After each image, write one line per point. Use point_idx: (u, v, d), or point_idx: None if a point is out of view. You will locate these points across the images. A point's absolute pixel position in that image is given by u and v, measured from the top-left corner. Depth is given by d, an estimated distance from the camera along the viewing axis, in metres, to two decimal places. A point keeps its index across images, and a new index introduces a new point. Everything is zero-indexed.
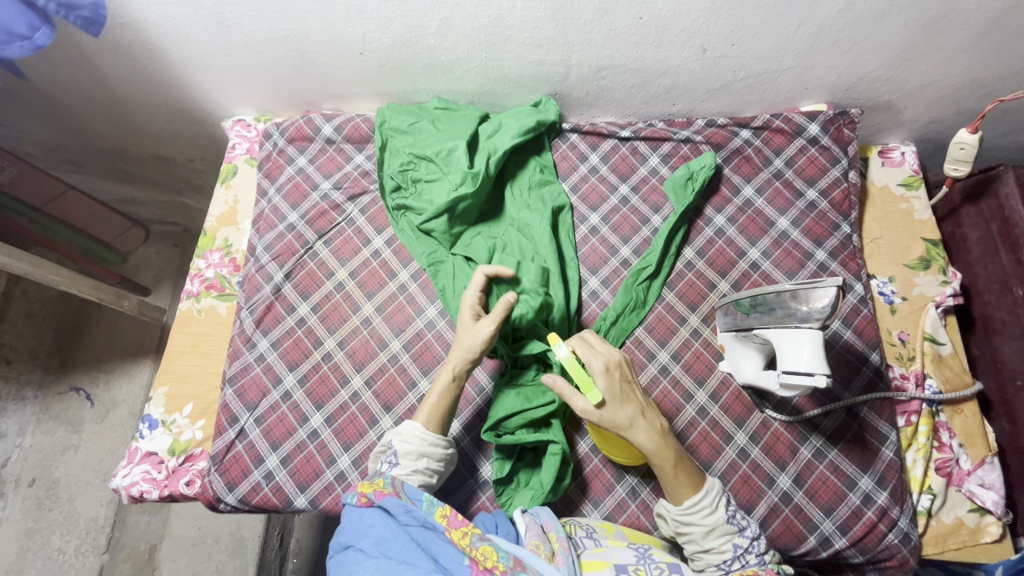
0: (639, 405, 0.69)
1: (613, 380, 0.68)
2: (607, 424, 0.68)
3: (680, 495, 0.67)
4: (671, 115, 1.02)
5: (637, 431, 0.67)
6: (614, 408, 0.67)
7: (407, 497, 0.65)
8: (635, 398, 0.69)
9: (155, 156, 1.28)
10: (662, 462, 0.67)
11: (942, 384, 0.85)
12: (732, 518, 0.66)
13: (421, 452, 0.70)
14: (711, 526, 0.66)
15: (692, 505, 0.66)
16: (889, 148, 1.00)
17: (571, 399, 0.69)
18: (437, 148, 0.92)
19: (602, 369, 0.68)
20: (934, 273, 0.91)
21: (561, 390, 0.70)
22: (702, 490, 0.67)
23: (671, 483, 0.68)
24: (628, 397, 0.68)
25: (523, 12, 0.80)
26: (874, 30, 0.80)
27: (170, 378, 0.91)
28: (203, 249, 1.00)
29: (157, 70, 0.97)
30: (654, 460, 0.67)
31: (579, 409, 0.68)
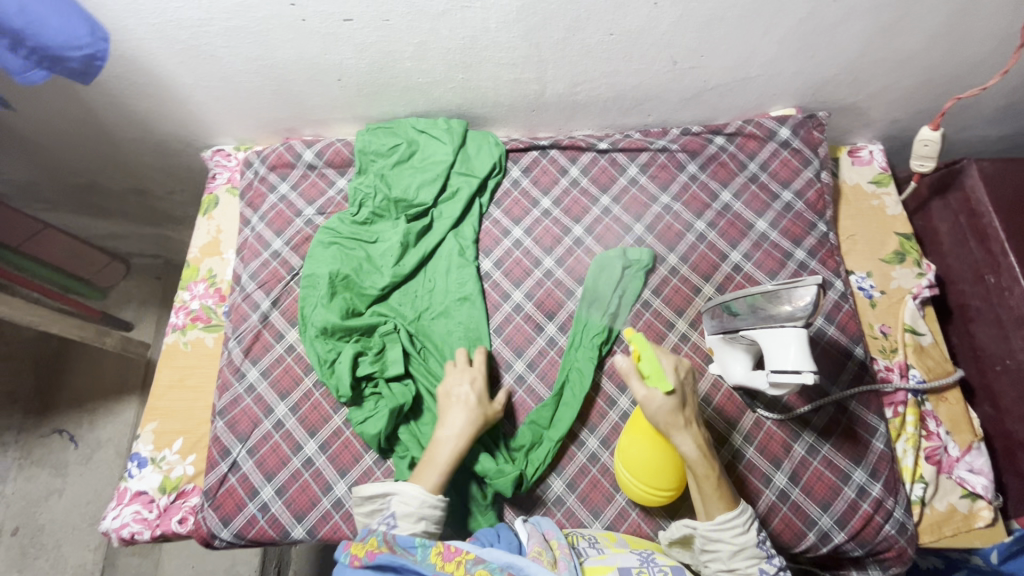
0: (693, 409, 0.69)
1: (680, 377, 0.69)
2: (662, 422, 0.68)
3: (714, 509, 0.67)
4: (646, 126, 1.04)
5: (687, 435, 0.68)
6: (678, 404, 0.67)
7: (400, 548, 0.62)
8: (692, 402, 0.69)
9: (134, 191, 1.27)
10: (706, 472, 0.67)
11: (924, 373, 0.87)
12: (761, 542, 0.67)
13: (420, 516, 0.67)
14: (741, 545, 0.66)
15: (726, 521, 0.66)
16: (858, 148, 1.04)
17: (634, 391, 0.68)
18: (401, 182, 0.96)
19: (674, 363, 0.68)
20: (910, 265, 0.94)
21: (626, 383, 0.69)
22: (736, 509, 0.67)
23: (706, 495, 0.68)
24: (686, 398, 0.69)
25: (497, 33, 0.82)
26: (835, 36, 0.83)
27: (159, 415, 0.89)
28: (187, 281, 0.99)
29: (133, 104, 0.97)
30: (698, 469, 0.67)
31: (642, 400, 0.67)
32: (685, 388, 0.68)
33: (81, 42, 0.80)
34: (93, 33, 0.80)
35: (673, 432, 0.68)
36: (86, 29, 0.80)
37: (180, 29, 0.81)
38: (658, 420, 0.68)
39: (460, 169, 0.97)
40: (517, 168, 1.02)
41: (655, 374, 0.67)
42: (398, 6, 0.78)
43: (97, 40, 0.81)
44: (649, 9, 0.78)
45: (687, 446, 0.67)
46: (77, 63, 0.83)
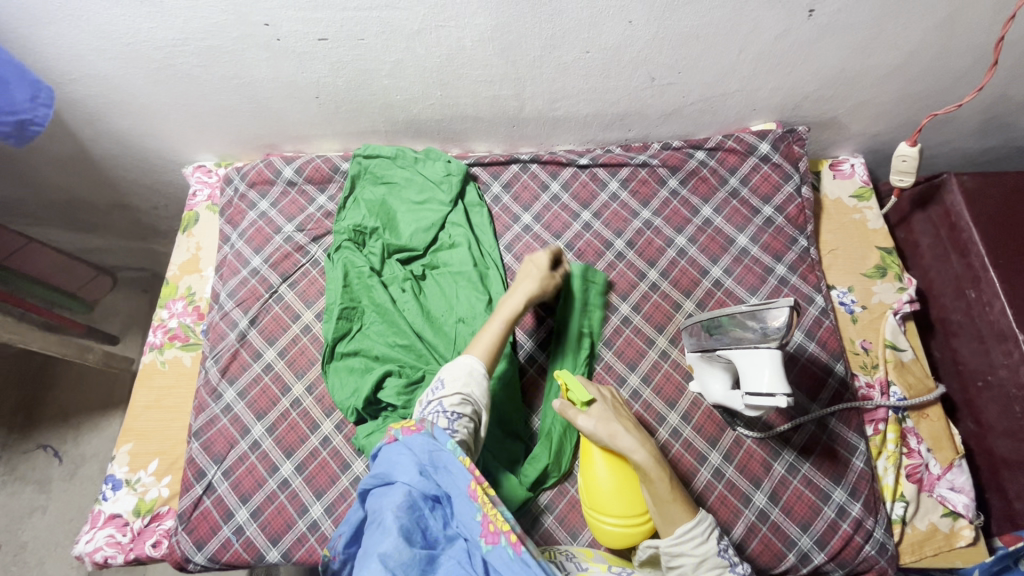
0: (632, 425, 0.76)
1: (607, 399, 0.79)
2: (604, 434, 0.74)
3: (676, 512, 0.67)
4: (627, 140, 1.04)
5: (631, 438, 0.73)
6: (609, 415, 0.75)
7: (435, 435, 0.63)
8: (627, 419, 0.77)
9: (117, 206, 1.27)
10: (659, 475, 0.69)
11: (905, 390, 0.86)
12: (722, 550, 0.66)
13: (462, 391, 0.71)
14: (702, 557, 0.65)
15: (686, 532, 0.66)
16: (839, 161, 1.04)
17: (570, 415, 0.76)
18: (385, 204, 0.96)
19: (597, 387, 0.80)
20: (891, 280, 0.94)
21: (562, 411, 0.76)
22: (695, 518, 0.67)
23: (667, 500, 0.68)
24: (620, 416, 0.77)
25: (473, 51, 0.82)
26: (812, 53, 0.83)
27: (134, 436, 0.88)
28: (166, 299, 0.98)
29: (112, 122, 0.97)
30: (650, 469, 0.70)
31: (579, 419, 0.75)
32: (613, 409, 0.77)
33: (31, 88, 0.85)
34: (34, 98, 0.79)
35: (616, 442, 0.73)
36: (41, 79, 0.85)
37: (155, 49, 0.81)
38: (597, 434, 0.74)
39: (443, 193, 0.96)
40: (498, 183, 1.01)
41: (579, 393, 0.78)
42: (372, 26, 0.78)
43: (36, 105, 0.80)
44: (624, 28, 0.78)
45: (631, 450, 0.71)
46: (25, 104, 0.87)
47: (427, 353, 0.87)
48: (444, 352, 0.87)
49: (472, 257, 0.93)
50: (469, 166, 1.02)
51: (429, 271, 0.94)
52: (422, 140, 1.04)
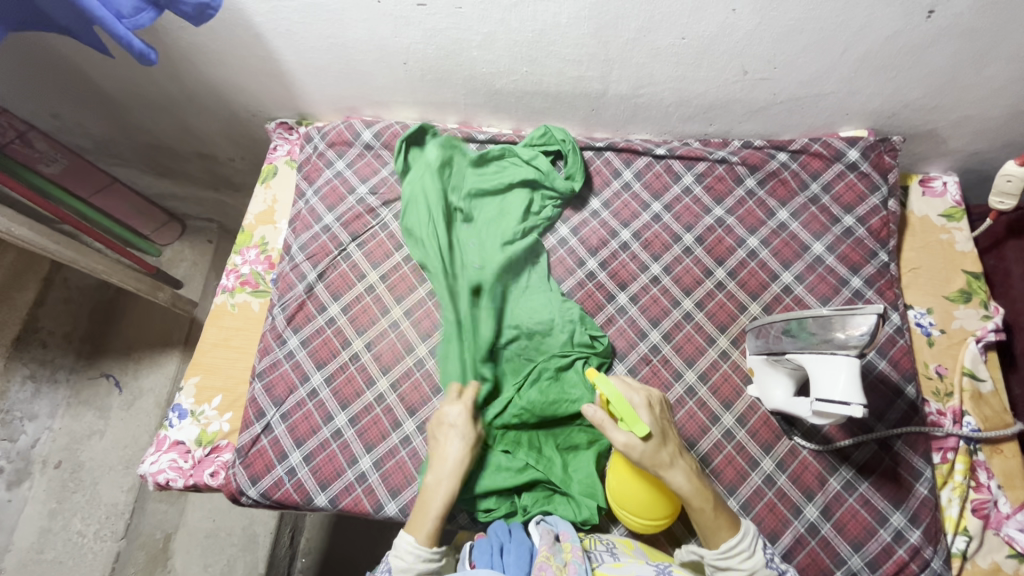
0: (675, 444, 0.71)
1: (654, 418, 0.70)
2: (648, 462, 0.68)
3: (718, 536, 0.67)
4: (706, 135, 1.02)
5: (676, 467, 0.68)
6: (657, 443, 0.68)
7: None
8: (671, 436, 0.71)
9: (199, 155, 1.33)
10: (701, 504, 0.67)
11: (980, 422, 0.82)
12: (770, 561, 0.67)
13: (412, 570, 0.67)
14: (751, 569, 0.65)
15: (731, 548, 0.65)
16: (930, 178, 0.99)
17: (612, 435, 0.69)
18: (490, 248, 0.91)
19: (646, 405, 0.71)
20: (975, 307, 0.89)
21: (602, 428, 0.69)
22: (739, 532, 0.67)
23: (710, 527, 0.67)
24: (665, 434, 0.70)
25: (567, 28, 0.82)
26: (922, 58, 0.79)
27: (201, 370, 0.93)
28: (240, 245, 1.02)
29: (209, 71, 1.01)
30: (693, 502, 0.67)
31: (622, 444, 0.68)
32: (660, 425, 0.70)
33: None
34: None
35: (660, 471, 0.68)
36: None
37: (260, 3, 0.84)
38: (643, 464, 0.68)
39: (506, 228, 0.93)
40: None
41: (629, 417, 0.68)
42: None
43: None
44: (727, 16, 0.76)
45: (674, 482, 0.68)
46: (191, 8, 0.73)
47: (509, 302, 0.89)
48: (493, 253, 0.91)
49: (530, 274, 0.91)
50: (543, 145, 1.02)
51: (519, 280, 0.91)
52: (499, 115, 1.05)
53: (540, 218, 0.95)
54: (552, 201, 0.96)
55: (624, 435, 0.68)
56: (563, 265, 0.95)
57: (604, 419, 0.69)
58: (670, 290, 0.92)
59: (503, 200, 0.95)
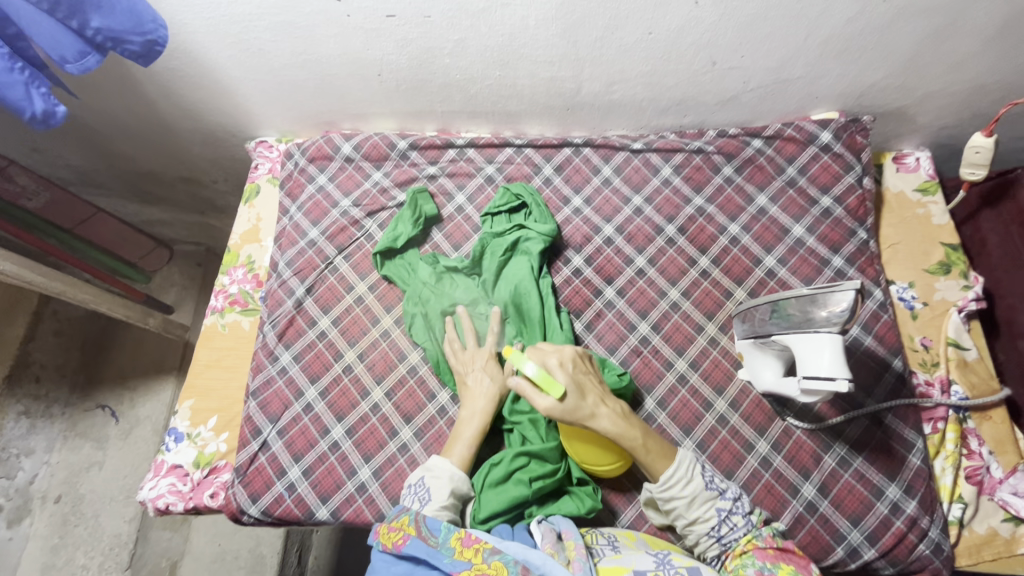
0: (597, 394, 0.73)
1: (569, 373, 0.72)
2: (571, 418, 0.70)
3: (658, 469, 0.71)
4: (682, 127, 1.03)
5: (601, 416, 0.71)
6: (575, 398, 0.70)
7: (427, 530, 0.64)
8: (590, 387, 0.73)
9: (182, 179, 1.33)
10: (633, 443, 0.70)
11: (967, 390, 0.83)
12: (710, 484, 0.69)
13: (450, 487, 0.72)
14: (692, 496, 0.68)
15: (670, 478, 0.69)
16: (903, 154, 1.01)
17: (534, 401, 0.71)
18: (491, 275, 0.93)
19: (559, 364, 0.73)
20: (956, 277, 0.90)
21: (525, 395, 0.72)
22: (675, 462, 0.71)
23: (646, 462, 0.71)
24: (584, 387, 0.72)
25: (535, 30, 0.83)
26: (882, 39, 0.81)
27: (196, 392, 0.92)
28: (227, 265, 1.03)
29: (184, 95, 1.01)
30: (624, 442, 0.71)
31: (544, 408, 0.70)
32: (575, 380, 0.72)
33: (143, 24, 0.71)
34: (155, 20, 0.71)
35: (586, 422, 0.71)
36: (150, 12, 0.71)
37: (231, 24, 0.85)
38: (568, 420, 0.71)
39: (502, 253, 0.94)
40: (550, 166, 1.02)
41: (547, 383, 0.70)
42: (439, 3, 0.79)
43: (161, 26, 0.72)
44: (690, 9, 0.78)
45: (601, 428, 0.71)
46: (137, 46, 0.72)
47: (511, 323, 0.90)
48: (501, 280, 0.93)
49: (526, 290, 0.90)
50: (521, 147, 1.03)
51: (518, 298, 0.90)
52: (476, 120, 1.06)
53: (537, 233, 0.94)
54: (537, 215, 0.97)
55: (544, 399, 0.70)
56: (549, 264, 0.96)
57: (523, 384, 0.71)
58: (656, 282, 0.93)
59: (501, 226, 0.97)
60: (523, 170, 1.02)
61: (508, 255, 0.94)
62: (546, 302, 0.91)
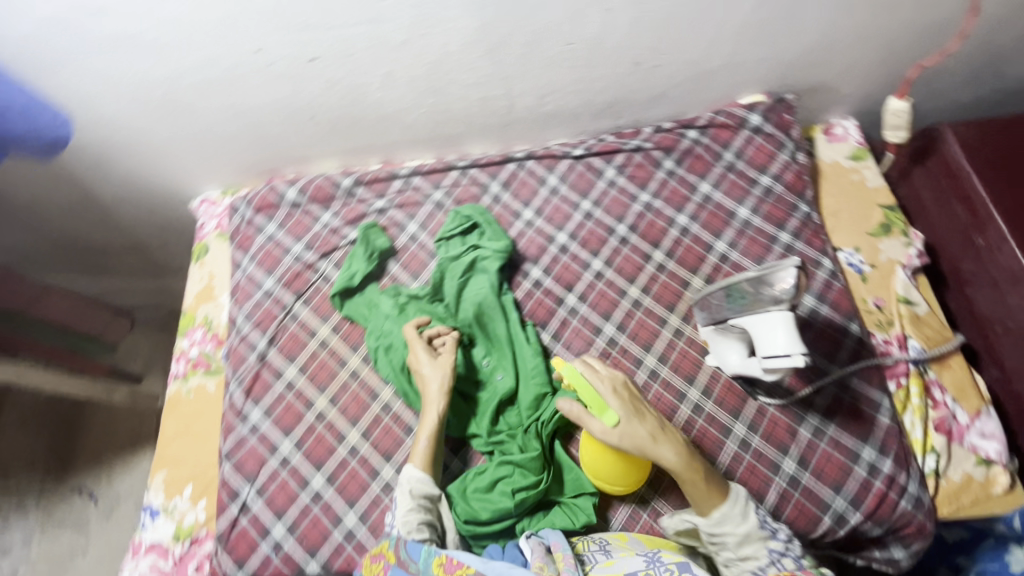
0: (657, 422, 0.72)
1: (623, 399, 0.72)
2: (630, 446, 0.70)
3: (707, 505, 0.69)
4: (619, 127, 1.05)
5: (662, 445, 0.69)
6: (632, 423, 0.70)
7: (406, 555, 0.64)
8: (649, 415, 0.72)
9: (130, 246, 1.30)
10: (691, 477, 0.69)
11: (923, 342, 0.86)
12: (762, 523, 0.69)
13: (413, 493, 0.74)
14: (746, 534, 0.68)
15: (722, 517, 0.68)
16: (832, 125, 1.04)
17: (589, 425, 0.72)
18: (454, 297, 0.93)
19: (612, 390, 0.73)
20: (897, 236, 0.94)
21: (579, 420, 0.74)
22: (728, 500, 0.69)
23: (701, 497, 0.69)
24: (643, 414, 0.72)
25: (458, 55, 0.84)
26: (790, 21, 0.84)
27: (168, 464, 0.90)
28: (185, 328, 1.01)
29: (117, 162, 1.00)
30: (683, 476, 0.69)
31: (599, 432, 0.71)
32: (634, 405, 0.72)
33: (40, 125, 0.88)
34: (58, 118, 0.89)
35: (645, 452, 0.70)
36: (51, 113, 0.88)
37: (154, 86, 0.85)
38: (625, 448, 0.70)
39: (462, 274, 0.93)
40: (496, 183, 1.03)
41: (598, 406, 0.72)
42: (359, 41, 0.80)
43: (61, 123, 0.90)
44: (604, 15, 0.80)
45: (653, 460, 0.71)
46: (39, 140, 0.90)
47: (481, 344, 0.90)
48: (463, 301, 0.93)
49: (490, 309, 0.90)
50: (466, 168, 1.04)
51: (484, 317, 0.90)
52: (418, 148, 1.06)
53: (493, 251, 0.94)
54: (488, 232, 0.97)
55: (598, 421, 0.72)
56: (509, 280, 0.96)
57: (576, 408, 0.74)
58: (615, 282, 0.94)
59: (455, 247, 0.97)
60: (471, 191, 1.03)
61: (468, 275, 0.93)
62: (511, 316, 0.91)
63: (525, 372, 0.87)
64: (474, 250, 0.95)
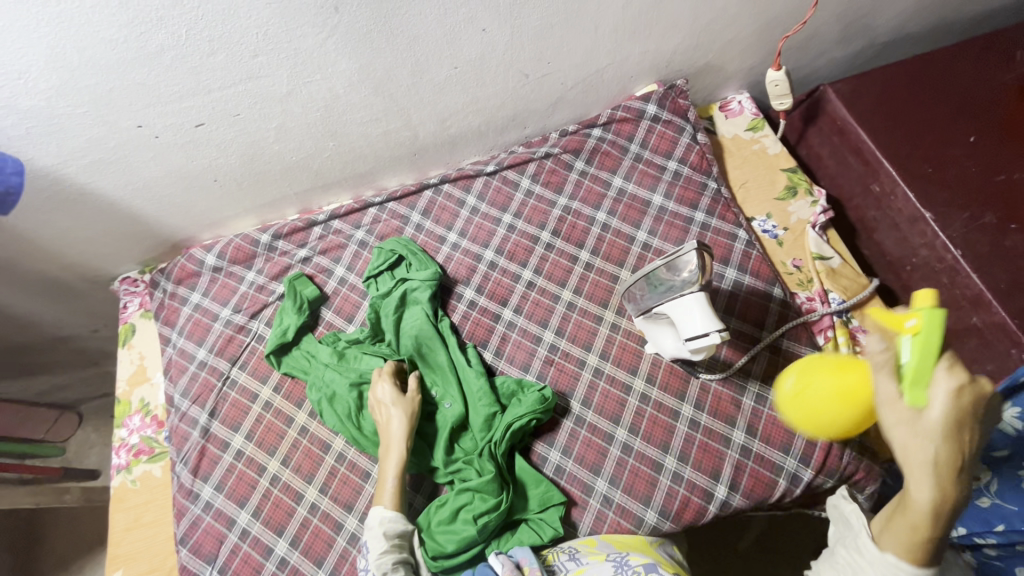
0: (949, 453, 0.47)
1: (957, 407, 0.46)
2: (899, 451, 0.49)
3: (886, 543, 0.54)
4: (527, 137, 1.07)
5: (925, 471, 0.47)
6: (934, 428, 0.46)
7: None
8: (954, 440, 0.47)
9: (57, 341, 1.25)
10: (915, 521, 0.50)
11: (842, 293, 0.89)
12: None
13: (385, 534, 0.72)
14: None
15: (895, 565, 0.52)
16: (727, 102, 1.09)
17: (877, 380, 0.50)
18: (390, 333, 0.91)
19: (952, 385, 0.46)
20: (803, 196, 0.98)
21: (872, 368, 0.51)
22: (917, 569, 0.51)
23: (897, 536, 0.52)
24: (954, 429, 0.46)
25: (348, 96, 0.84)
26: (661, 13, 0.88)
27: (122, 562, 0.86)
28: (121, 417, 0.97)
29: (19, 261, 0.96)
30: (914, 514, 0.49)
31: (883, 399, 0.49)
32: (953, 420, 0.46)
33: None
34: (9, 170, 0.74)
35: (903, 465, 0.49)
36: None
37: (39, 179, 0.82)
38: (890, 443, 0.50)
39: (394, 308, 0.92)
40: (416, 212, 1.03)
41: (919, 377, 0.47)
42: (242, 99, 0.79)
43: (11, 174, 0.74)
44: (482, 36, 0.81)
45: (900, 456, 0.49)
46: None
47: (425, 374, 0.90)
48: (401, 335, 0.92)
49: (428, 338, 0.90)
50: (384, 203, 1.04)
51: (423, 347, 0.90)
52: (333, 191, 1.05)
53: (422, 280, 0.93)
54: (416, 262, 0.96)
55: (893, 383, 0.49)
56: (443, 305, 0.96)
57: (880, 352, 0.50)
58: (548, 289, 0.95)
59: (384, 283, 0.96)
60: (392, 224, 1.02)
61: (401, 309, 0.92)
62: (450, 342, 0.91)
63: (472, 395, 0.86)
64: (403, 282, 0.95)
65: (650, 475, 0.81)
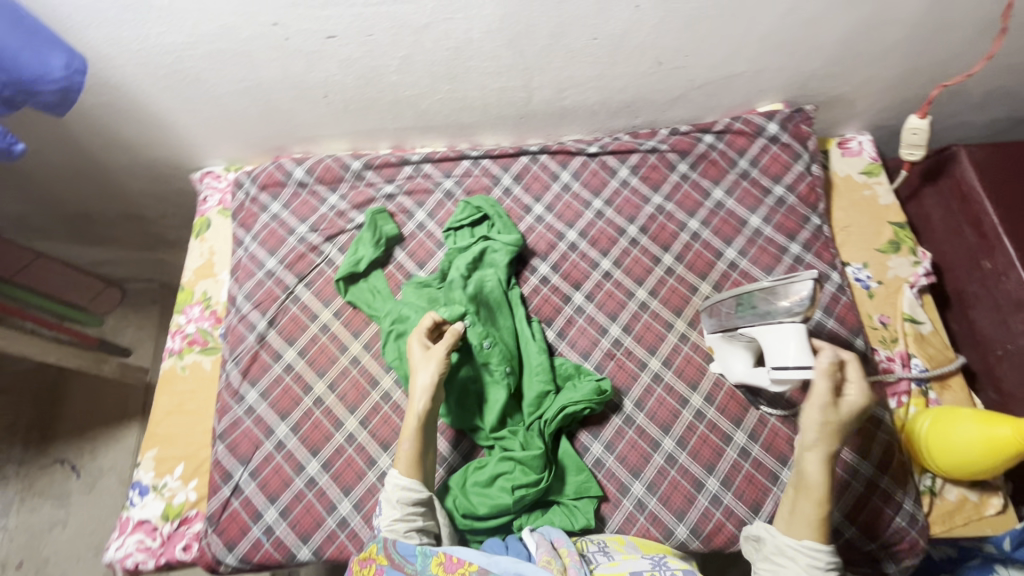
0: None
1: None
2: None
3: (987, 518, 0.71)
4: (635, 127, 1.04)
5: None
6: None
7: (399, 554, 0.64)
8: None
9: (126, 217, 1.27)
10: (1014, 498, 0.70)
11: (925, 362, 0.87)
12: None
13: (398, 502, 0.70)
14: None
15: None
16: (847, 139, 1.04)
17: None
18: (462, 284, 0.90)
19: None
20: (906, 254, 0.94)
21: None
22: None
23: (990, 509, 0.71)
24: None
25: (481, 43, 0.82)
26: (815, 30, 0.84)
27: (159, 441, 0.88)
28: (182, 304, 0.98)
29: (121, 129, 0.97)
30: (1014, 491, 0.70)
31: None
32: None
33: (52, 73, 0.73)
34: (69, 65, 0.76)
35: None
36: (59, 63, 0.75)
37: (165, 54, 0.83)
38: None
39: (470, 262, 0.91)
40: (508, 175, 1.01)
41: None
42: (380, 22, 0.78)
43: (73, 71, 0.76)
44: (632, 12, 0.79)
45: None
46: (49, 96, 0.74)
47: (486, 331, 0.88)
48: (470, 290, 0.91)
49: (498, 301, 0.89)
50: (479, 159, 1.02)
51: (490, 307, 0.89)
52: (430, 135, 1.04)
53: (503, 243, 0.93)
54: (500, 225, 0.95)
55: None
56: (516, 274, 0.95)
57: None
58: (624, 283, 0.93)
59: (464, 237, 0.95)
60: (482, 182, 1.01)
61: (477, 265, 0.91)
62: (517, 312, 0.90)
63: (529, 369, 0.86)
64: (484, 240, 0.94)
65: (689, 490, 0.80)
